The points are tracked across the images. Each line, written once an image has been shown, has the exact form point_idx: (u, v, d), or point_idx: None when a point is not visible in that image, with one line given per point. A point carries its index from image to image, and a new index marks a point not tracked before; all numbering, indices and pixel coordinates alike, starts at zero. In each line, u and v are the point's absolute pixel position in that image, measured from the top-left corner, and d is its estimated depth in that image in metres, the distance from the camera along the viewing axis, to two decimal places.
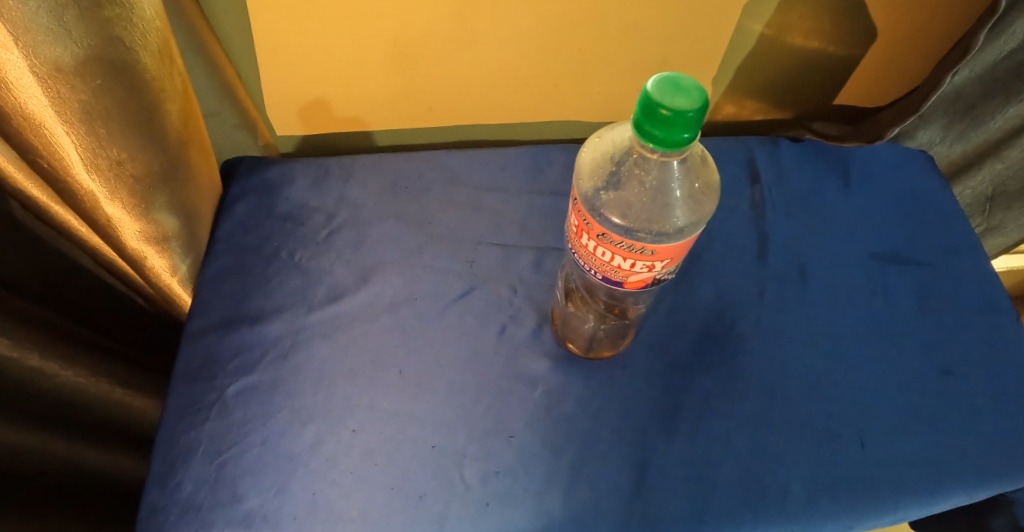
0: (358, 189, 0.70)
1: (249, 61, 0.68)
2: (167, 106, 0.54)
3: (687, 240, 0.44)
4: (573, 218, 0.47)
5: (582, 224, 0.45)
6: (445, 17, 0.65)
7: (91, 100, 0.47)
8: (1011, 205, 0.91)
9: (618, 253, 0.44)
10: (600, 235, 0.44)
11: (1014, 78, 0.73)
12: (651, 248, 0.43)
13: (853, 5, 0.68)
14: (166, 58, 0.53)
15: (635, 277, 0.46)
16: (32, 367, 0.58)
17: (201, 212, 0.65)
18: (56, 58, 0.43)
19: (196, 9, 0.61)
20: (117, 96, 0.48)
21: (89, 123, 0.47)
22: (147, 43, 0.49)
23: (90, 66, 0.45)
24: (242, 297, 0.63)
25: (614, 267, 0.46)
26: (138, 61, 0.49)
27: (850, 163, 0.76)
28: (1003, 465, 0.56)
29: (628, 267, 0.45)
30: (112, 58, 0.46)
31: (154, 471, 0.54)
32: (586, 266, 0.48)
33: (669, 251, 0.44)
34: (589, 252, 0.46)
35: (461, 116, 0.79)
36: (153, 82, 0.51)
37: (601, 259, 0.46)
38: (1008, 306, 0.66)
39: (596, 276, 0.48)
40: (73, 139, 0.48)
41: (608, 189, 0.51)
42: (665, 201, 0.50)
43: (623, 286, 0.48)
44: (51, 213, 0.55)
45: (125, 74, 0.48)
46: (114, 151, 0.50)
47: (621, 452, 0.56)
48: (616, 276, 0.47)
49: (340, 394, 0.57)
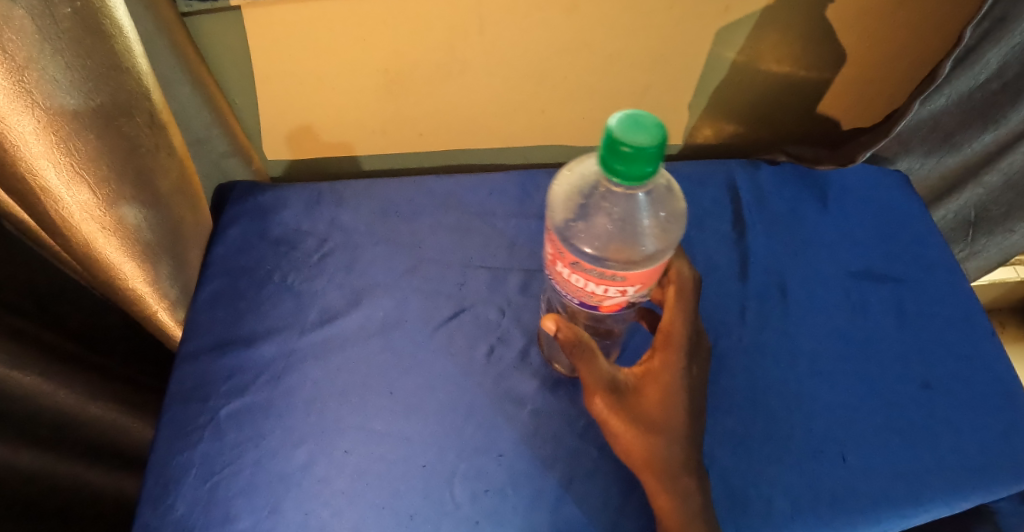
0: (349, 212, 0.72)
1: (242, 85, 0.70)
2: (150, 140, 0.56)
3: (657, 266, 0.46)
4: (548, 247, 0.49)
5: (557, 253, 0.47)
6: (432, 46, 0.67)
7: (60, 133, 0.48)
8: (993, 230, 0.95)
9: (592, 280, 0.46)
10: (573, 264, 0.46)
11: (987, 107, 0.78)
12: (623, 275, 0.45)
13: (821, 33, 0.72)
14: (144, 95, 0.54)
15: (610, 301, 0.48)
16: (27, 387, 0.60)
17: (189, 241, 0.66)
18: (21, 94, 0.44)
19: (186, 37, 0.63)
20: (86, 130, 0.49)
21: (66, 154, 0.49)
22: (115, 80, 0.50)
23: (68, 98, 0.47)
24: (235, 320, 0.64)
25: (589, 294, 0.48)
26: (107, 97, 0.50)
27: (827, 185, 0.78)
28: (978, 476, 0.58)
29: (605, 292, 0.47)
30: (79, 95, 0.48)
31: (147, 492, 0.55)
32: (562, 291, 0.50)
33: (640, 277, 0.45)
34: (565, 278, 0.48)
35: (452, 141, 0.81)
36: (124, 117, 0.53)
37: (575, 285, 0.48)
38: (984, 320, 0.68)
39: (573, 300, 0.50)
40: (57, 170, 0.49)
41: (578, 220, 0.53)
42: (633, 230, 0.52)
43: (598, 310, 0.49)
44: (29, 229, 0.58)
45: (102, 106, 0.50)
46: (89, 185, 0.52)
47: (610, 470, 0.57)
48: (592, 299, 0.48)
49: (330, 415, 0.58)
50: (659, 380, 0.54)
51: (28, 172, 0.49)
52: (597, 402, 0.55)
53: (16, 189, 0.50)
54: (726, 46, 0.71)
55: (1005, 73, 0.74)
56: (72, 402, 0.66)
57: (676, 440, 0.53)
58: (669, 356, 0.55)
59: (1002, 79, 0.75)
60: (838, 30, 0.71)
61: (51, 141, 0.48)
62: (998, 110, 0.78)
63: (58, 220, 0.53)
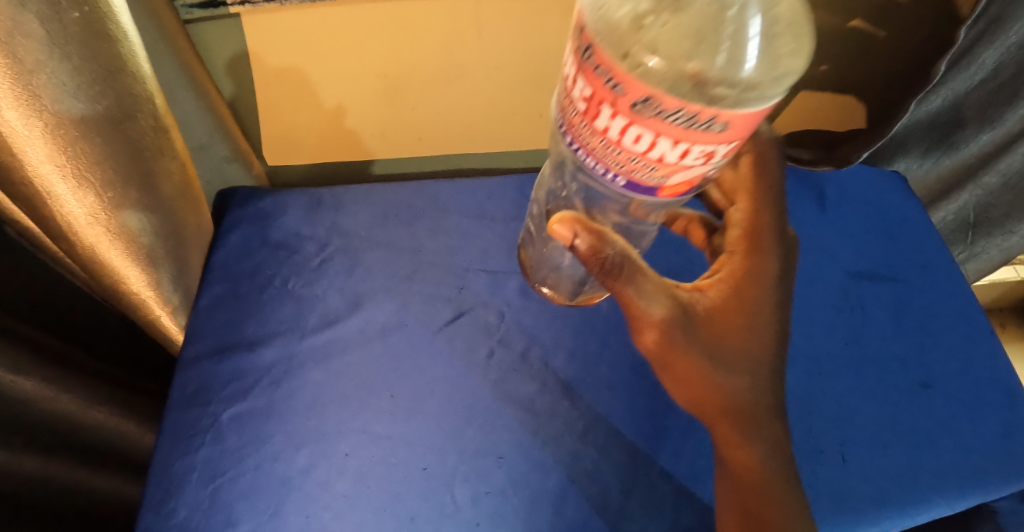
0: (349, 217, 0.73)
1: (243, 91, 0.71)
2: (152, 144, 0.56)
3: (755, 116, 0.39)
4: (586, 94, 0.41)
5: (613, 99, 0.39)
6: (432, 51, 0.68)
7: (66, 137, 0.48)
8: (992, 232, 0.95)
9: (668, 132, 0.39)
10: (642, 112, 0.38)
11: (984, 108, 0.78)
12: (726, 123, 0.38)
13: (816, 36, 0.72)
14: (147, 100, 0.55)
15: (681, 169, 0.41)
16: (28, 392, 0.61)
17: (190, 246, 0.67)
18: (29, 98, 0.45)
19: (188, 45, 0.63)
20: (92, 133, 0.50)
21: (72, 159, 0.49)
22: (120, 85, 0.51)
23: (74, 102, 0.47)
24: (236, 324, 0.64)
25: (655, 159, 0.41)
26: (112, 102, 0.51)
27: (824, 186, 0.79)
28: (977, 475, 0.58)
29: (681, 154, 0.40)
30: (86, 99, 0.48)
31: (149, 496, 0.55)
32: (610, 163, 0.43)
33: (736, 129, 0.39)
34: (620, 140, 0.41)
35: (451, 146, 0.81)
36: (128, 122, 0.53)
37: (633, 145, 0.40)
38: (983, 320, 0.69)
39: (624, 175, 0.43)
40: (62, 175, 0.50)
41: (653, 21, 0.47)
42: (714, 36, 0.46)
43: (660, 183, 0.43)
44: (32, 234, 0.58)
45: (107, 110, 0.50)
46: (92, 190, 0.52)
47: (611, 472, 0.57)
48: (656, 165, 0.41)
49: (331, 419, 0.58)
50: (742, 291, 0.53)
51: (32, 177, 0.49)
52: (649, 338, 0.51)
53: (20, 194, 0.51)
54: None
55: (1002, 74, 0.74)
56: (74, 407, 0.66)
57: (756, 379, 0.52)
58: (761, 261, 0.54)
59: (999, 80, 0.75)
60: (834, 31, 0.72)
61: (57, 146, 0.48)
62: (996, 110, 0.78)
63: (62, 225, 0.53)
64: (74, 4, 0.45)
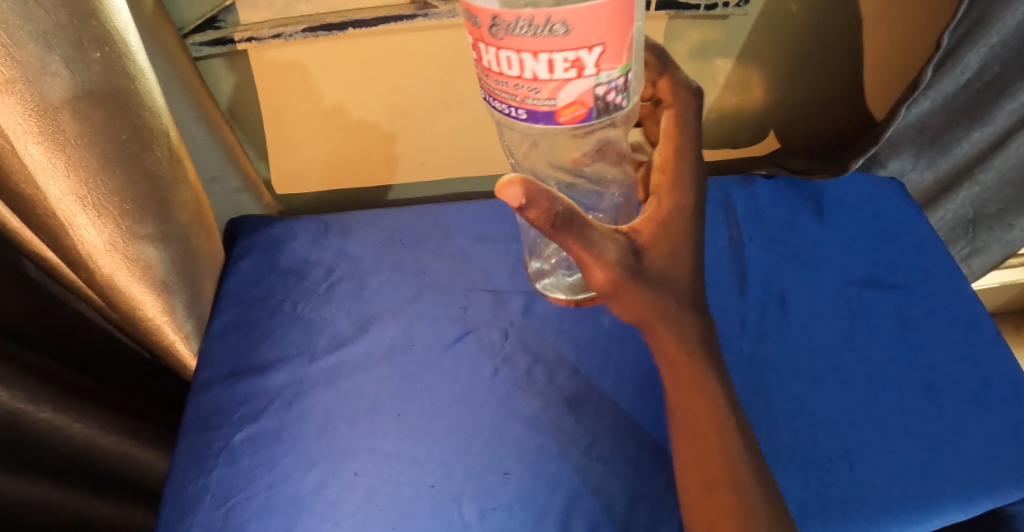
0: (355, 243, 0.75)
1: (250, 121, 0.74)
2: (167, 174, 0.59)
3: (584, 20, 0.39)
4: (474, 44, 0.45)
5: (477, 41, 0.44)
6: (430, 78, 0.71)
7: (88, 169, 0.51)
8: (993, 226, 0.95)
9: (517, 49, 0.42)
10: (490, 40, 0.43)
11: (973, 106, 0.79)
12: (570, 23, 0.40)
13: (789, 47, 0.77)
14: (162, 132, 0.58)
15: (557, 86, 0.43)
16: (44, 419, 0.63)
17: (203, 272, 0.68)
18: (55, 133, 0.48)
19: (195, 75, 0.67)
20: (112, 166, 0.52)
21: (93, 191, 0.52)
22: (136, 119, 0.54)
23: (96, 136, 0.50)
24: (247, 349, 0.66)
25: (531, 79, 0.43)
26: (132, 135, 0.53)
27: (821, 197, 0.80)
28: (991, 480, 0.58)
29: (550, 66, 0.42)
30: (106, 134, 0.51)
31: (164, 518, 0.56)
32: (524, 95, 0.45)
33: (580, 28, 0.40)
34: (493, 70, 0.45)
35: (453, 170, 0.83)
36: (145, 154, 0.56)
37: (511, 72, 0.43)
38: (988, 322, 0.68)
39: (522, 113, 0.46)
40: (82, 206, 0.52)
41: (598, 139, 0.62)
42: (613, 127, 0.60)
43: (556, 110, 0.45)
44: (53, 266, 0.61)
45: (128, 143, 0.53)
46: (110, 222, 0.54)
47: (617, 485, 0.57)
48: (534, 84, 0.43)
49: (341, 439, 0.59)
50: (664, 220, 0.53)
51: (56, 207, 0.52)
52: (597, 276, 0.49)
53: (43, 223, 0.53)
54: (708, 53, 0.77)
55: (987, 72, 0.76)
56: (89, 434, 0.68)
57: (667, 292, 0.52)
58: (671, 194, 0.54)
59: (986, 78, 0.76)
60: (802, 42, 0.76)
61: (79, 179, 0.51)
62: (986, 108, 0.79)
63: (80, 254, 0.56)
64: (96, 45, 0.48)
